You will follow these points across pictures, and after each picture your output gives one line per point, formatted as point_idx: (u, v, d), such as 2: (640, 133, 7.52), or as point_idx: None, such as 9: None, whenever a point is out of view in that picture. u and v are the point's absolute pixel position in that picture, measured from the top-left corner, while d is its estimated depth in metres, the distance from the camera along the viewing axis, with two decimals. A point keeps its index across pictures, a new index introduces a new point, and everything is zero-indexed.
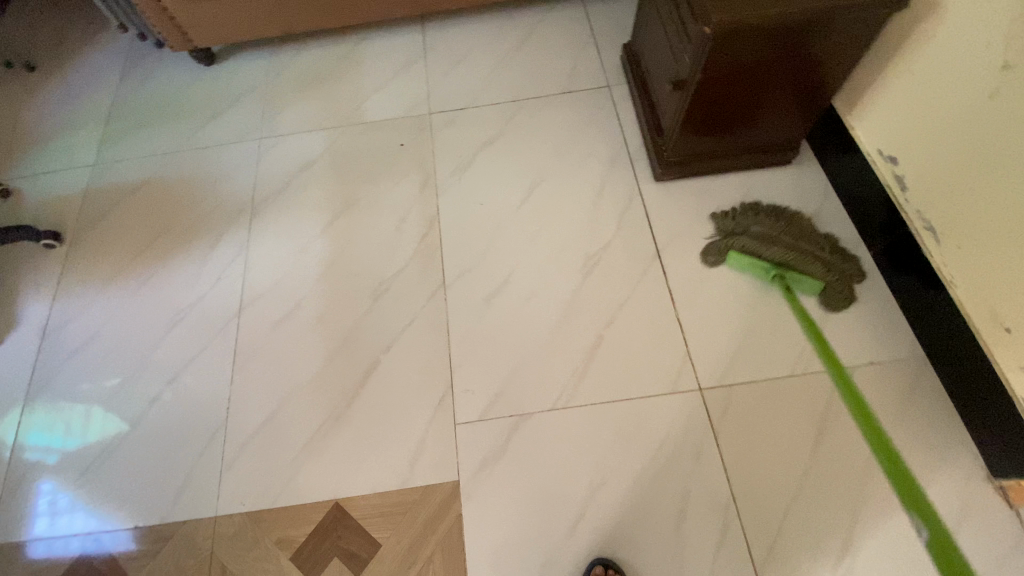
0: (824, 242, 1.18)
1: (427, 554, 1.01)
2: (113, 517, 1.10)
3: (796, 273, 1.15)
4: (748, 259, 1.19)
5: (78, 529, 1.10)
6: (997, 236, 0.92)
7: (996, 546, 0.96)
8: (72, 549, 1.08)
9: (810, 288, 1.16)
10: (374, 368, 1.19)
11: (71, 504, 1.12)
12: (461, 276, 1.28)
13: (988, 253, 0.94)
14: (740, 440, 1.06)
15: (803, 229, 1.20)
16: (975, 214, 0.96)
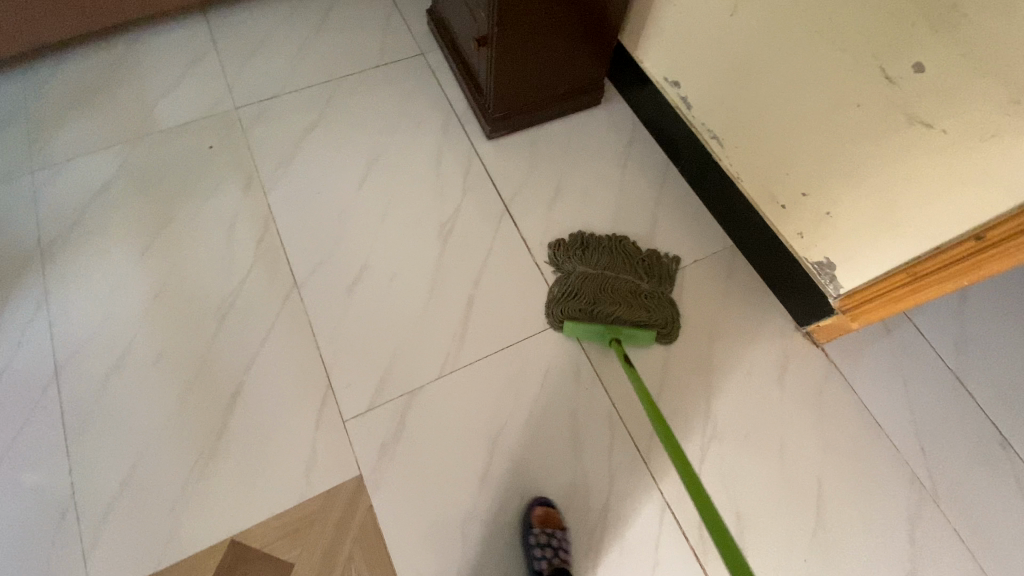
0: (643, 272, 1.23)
1: (346, 554, 0.99)
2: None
3: (631, 329, 1.16)
4: (584, 326, 1.15)
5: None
6: (762, 130, 1.10)
7: (813, 379, 1.19)
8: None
9: (644, 340, 1.17)
10: (241, 392, 1.10)
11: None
12: (314, 273, 1.21)
13: (759, 145, 1.13)
14: (610, 354, 1.17)
15: (622, 263, 1.24)
16: (743, 116, 1.13)
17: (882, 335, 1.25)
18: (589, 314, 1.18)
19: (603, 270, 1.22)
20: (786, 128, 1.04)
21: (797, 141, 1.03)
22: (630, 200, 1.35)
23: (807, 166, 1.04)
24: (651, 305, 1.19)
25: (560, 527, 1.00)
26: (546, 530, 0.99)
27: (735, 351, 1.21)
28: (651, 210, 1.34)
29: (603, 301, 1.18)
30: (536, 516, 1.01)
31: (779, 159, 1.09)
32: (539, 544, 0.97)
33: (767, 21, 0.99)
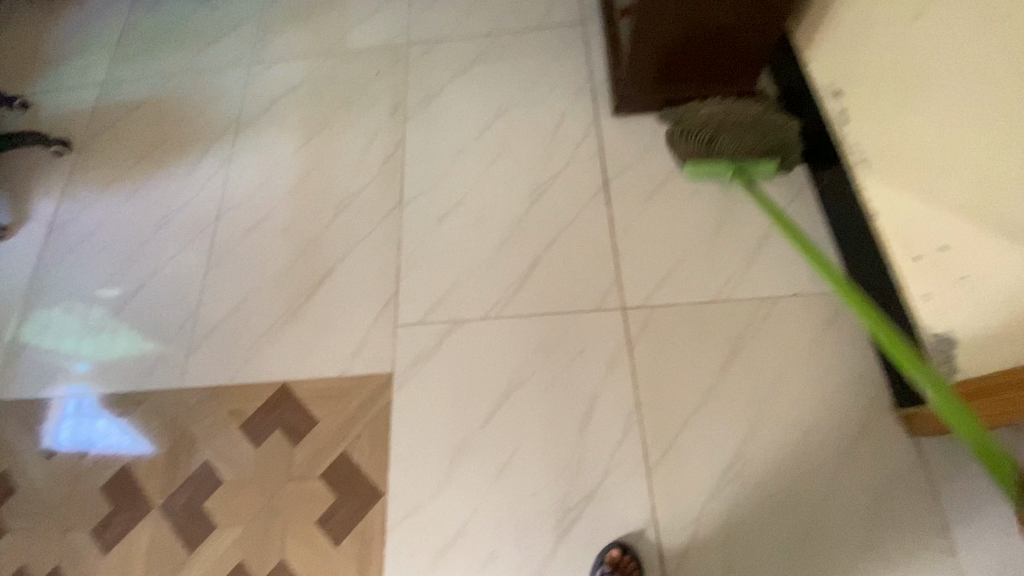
0: (765, 123, 1.21)
1: (355, 432, 1.12)
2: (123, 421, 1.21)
3: (754, 162, 1.20)
4: (703, 165, 1.21)
5: (96, 433, 1.21)
6: (925, 162, 0.91)
7: (888, 467, 1.00)
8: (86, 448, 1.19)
9: (767, 170, 1.19)
10: (329, 273, 1.30)
11: (87, 412, 1.23)
12: (417, 196, 1.35)
13: (915, 181, 0.94)
14: (655, 354, 1.13)
15: (749, 119, 1.21)
16: (907, 141, 0.95)
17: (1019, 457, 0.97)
18: (704, 154, 1.22)
19: (727, 122, 1.21)
20: (949, 163, 0.87)
21: (959, 180, 0.85)
22: (741, 210, 1.23)
23: (966, 217, 0.85)
24: (773, 142, 1.19)
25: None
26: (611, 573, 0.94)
27: (798, 401, 1.06)
28: (761, 227, 1.21)
29: (722, 138, 1.21)
30: (609, 556, 0.96)
31: (932, 203, 0.90)
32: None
33: (954, 32, 0.84)
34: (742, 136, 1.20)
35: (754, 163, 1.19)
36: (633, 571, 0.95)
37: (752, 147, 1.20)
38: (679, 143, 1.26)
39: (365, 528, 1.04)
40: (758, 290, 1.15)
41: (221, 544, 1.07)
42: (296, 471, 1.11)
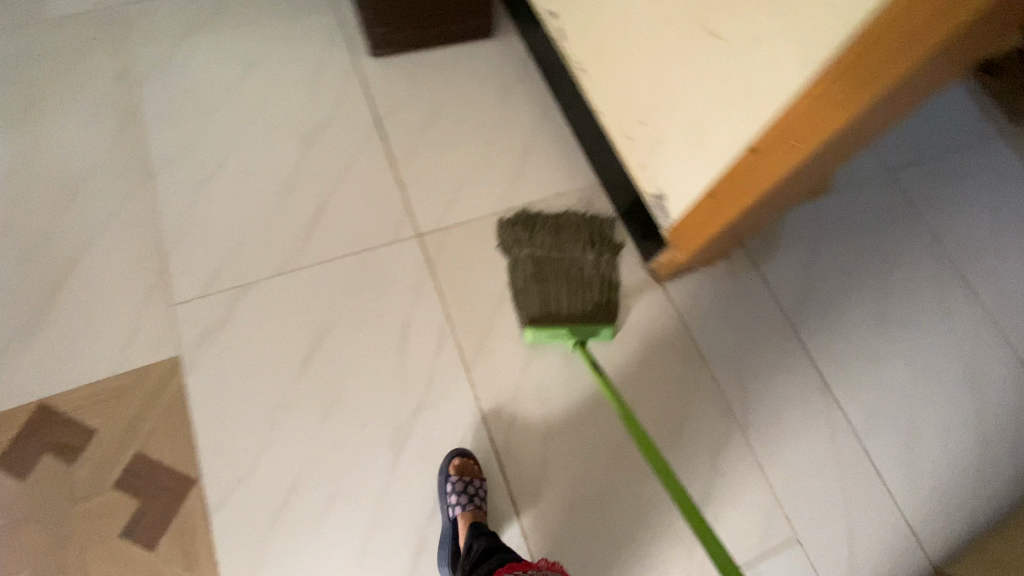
0: (594, 246, 1.18)
1: (148, 427, 1.00)
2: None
3: (590, 323, 1.12)
4: (544, 332, 1.10)
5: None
6: (617, 54, 1.09)
7: (650, 312, 1.23)
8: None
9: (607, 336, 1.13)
10: (72, 268, 1.10)
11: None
12: (170, 164, 1.21)
13: (615, 75, 1.12)
14: (453, 268, 1.20)
15: (579, 275, 1.15)
16: (603, 40, 1.12)
17: (729, 278, 1.27)
18: (546, 315, 1.12)
19: (557, 255, 1.17)
20: (627, 54, 1.06)
21: (635, 66, 1.05)
22: (504, 129, 1.36)
23: (648, 94, 1.04)
24: (603, 305, 1.14)
25: (477, 473, 1.01)
26: (460, 478, 0.99)
27: None
28: (524, 141, 1.35)
29: (564, 298, 1.13)
30: (452, 465, 1.01)
31: (627, 90, 1.10)
32: (456, 493, 0.97)
33: None
34: (574, 297, 1.14)
35: (593, 333, 1.12)
36: (473, 467, 1.02)
37: (587, 299, 1.14)
38: (523, 306, 1.14)
39: (184, 519, 0.95)
40: (530, 194, 1.30)
41: None
42: (81, 490, 0.95)
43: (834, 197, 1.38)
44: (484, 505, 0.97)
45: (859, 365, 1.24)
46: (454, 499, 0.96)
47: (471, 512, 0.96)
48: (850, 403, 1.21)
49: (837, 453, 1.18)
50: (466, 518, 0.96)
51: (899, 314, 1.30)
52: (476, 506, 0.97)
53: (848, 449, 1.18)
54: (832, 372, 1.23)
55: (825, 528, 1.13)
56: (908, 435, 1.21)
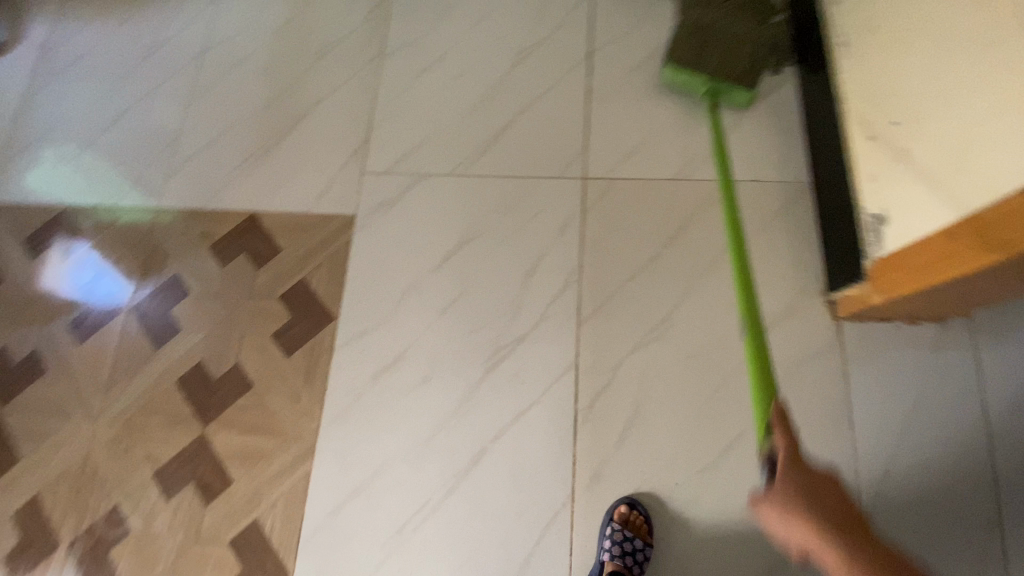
0: None
1: (314, 263, 1.19)
2: (107, 262, 1.25)
3: None
4: None
5: (84, 279, 1.24)
6: (903, 36, 0.88)
7: (806, 346, 1.04)
8: (76, 293, 1.24)
9: None
10: (304, 118, 1.31)
11: (73, 259, 1.26)
12: (399, 50, 1.34)
13: (872, 81, 0.94)
14: (607, 221, 1.15)
15: None
16: (893, 18, 0.91)
17: (927, 344, 1.02)
18: None
19: None
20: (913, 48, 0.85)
21: (892, 93, 0.88)
22: (718, 94, 1.21)
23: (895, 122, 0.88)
24: None
25: (646, 533, 0.96)
26: (626, 531, 0.95)
27: (733, 276, 1.10)
28: (735, 113, 1.20)
29: None
30: (618, 513, 0.98)
31: (884, 94, 0.90)
32: (611, 542, 0.95)
33: None
34: None
35: None
36: (643, 524, 0.97)
37: None
38: None
39: (315, 345, 1.14)
40: (717, 174, 1.16)
41: (185, 346, 1.17)
42: (258, 291, 1.19)
43: None
44: (631, 565, 0.94)
45: None
46: (607, 546, 0.95)
47: (619, 565, 0.93)
48: None
49: None
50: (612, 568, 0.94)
51: None
52: (624, 562, 0.93)
53: None
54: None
55: None
56: None
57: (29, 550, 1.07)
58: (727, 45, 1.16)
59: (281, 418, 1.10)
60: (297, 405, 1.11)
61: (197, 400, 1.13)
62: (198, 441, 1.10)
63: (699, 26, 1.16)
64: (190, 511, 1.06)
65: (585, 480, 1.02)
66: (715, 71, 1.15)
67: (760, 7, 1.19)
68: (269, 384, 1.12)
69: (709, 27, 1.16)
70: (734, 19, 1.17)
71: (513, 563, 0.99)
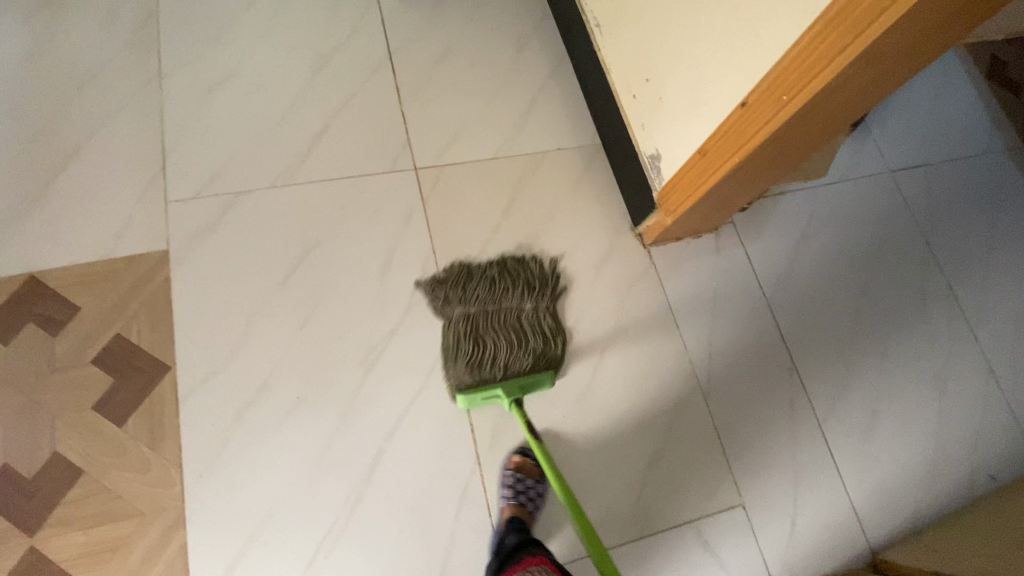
0: None
1: (131, 313, 1.03)
2: None
3: None
4: None
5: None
6: (634, 13, 1.11)
7: (632, 273, 1.25)
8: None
9: None
10: (75, 155, 1.13)
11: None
12: (181, 68, 1.23)
13: (623, 53, 1.17)
14: (445, 205, 1.22)
15: None
16: (622, 3, 1.14)
17: (712, 250, 1.29)
18: None
19: None
20: (642, 24, 1.09)
21: (638, 59, 1.12)
22: (513, 79, 1.37)
23: (645, 82, 1.11)
24: None
25: (536, 470, 1.05)
26: (518, 474, 1.03)
27: (564, 230, 1.26)
28: (531, 93, 1.36)
29: None
30: (512, 462, 1.05)
31: (633, 62, 1.13)
32: (505, 487, 1.02)
33: None
34: None
35: None
36: (533, 465, 1.05)
37: None
38: None
39: (155, 401, 0.99)
40: (529, 147, 1.31)
41: None
42: (61, 361, 0.99)
43: (831, 187, 1.39)
44: (524, 503, 1.02)
45: (829, 350, 1.26)
46: (502, 492, 1.02)
47: (514, 506, 1.01)
48: (814, 385, 1.23)
49: (796, 430, 1.20)
50: (509, 511, 1.01)
51: (877, 307, 1.31)
52: (518, 501, 1.01)
53: (808, 427, 1.20)
54: (801, 352, 1.25)
55: (774, 498, 1.15)
56: (868, 421, 1.23)
57: None
58: (501, 347, 1.08)
59: (132, 495, 0.94)
60: (149, 475, 0.95)
61: (6, 513, 0.91)
62: (22, 559, 0.89)
63: (470, 334, 1.10)
64: None
65: (486, 443, 1.07)
66: (502, 372, 1.07)
67: (528, 276, 1.17)
68: (104, 462, 0.94)
69: (480, 336, 1.10)
70: (503, 301, 1.13)
71: (438, 545, 1.00)
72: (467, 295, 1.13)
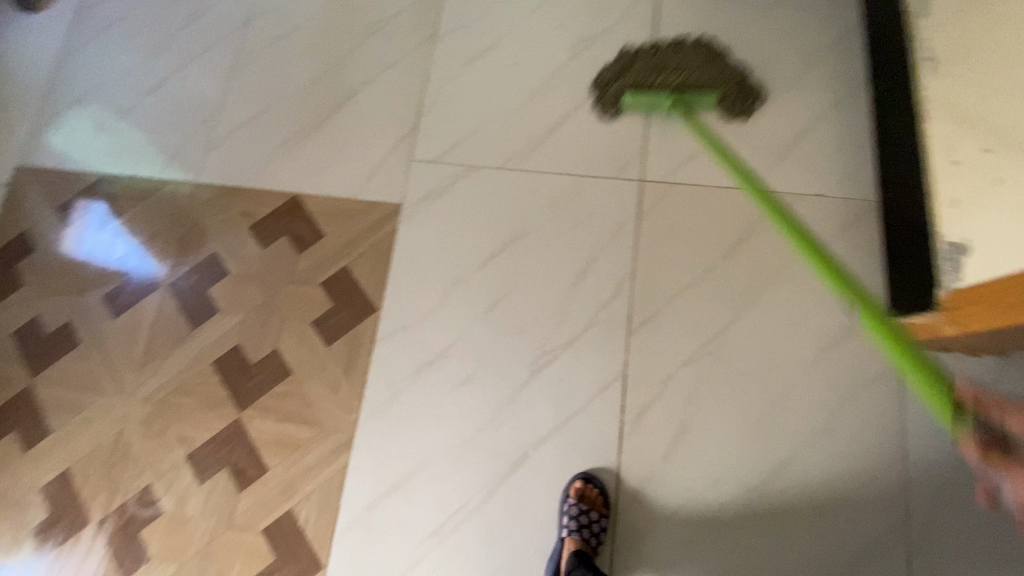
0: None
1: (358, 252, 1.16)
2: (131, 239, 1.23)
3: None
4: None
5: (98, 245, 1.23)
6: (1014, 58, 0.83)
7: (862, 371, 1.02)
8: (89, 258, 1.22)
9: None
10: (351, 98, 1.27)
11: (89, 222, 1.25)
12: (453, 32, 1.28)
13: (963, 104, 0.89)
14: (663, 229, 1.12)
15: None
16: (998, 39, 0.86)
17: (988, 378, 0.99)
18: None
19: None
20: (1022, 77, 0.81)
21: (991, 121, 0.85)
22: (786, 102, 1.17)
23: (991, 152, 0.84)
24: None
25: (601, 505, 0.97)
26: (580, 505, 0.96)
27: (791, 293, 1.07)
28: (801, 124, 1.15)
29: None
30: (573, 489, 0.99)
31: (980, 122, 0.86)
32: (569, 517, 0.95)
33: None
34: None
35: None
36: (598, 497, 0.98)
37: None
38: None
39: (357, 335, 1.11)
40: (781, 186, 1.12)
41: (221, 327, 1.14)
42: (300, 276, 1.16)
43: None
44: (589, 538, 0.94)
45: None
46: (565, 522, 0.95)
47: (579, 540, 0.94)
48: None
49: None
50: (572, 543, 0.94)
51: None
52: (583, 536, 0.94)
53: None
54: None
55: None
56: None
57: (62, 523, 1.07)
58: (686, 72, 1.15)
59: (320, 408, 1.08)
60: (336, 396, 1.09)
61: (232, 385, 1.11)
62: (233, 427, 1.08)
63: (653, 66, 1.17)
64: (222, 497, 1.05)
65: (629, 493, 0.99)
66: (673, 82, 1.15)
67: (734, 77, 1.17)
68: (308, 373, 1.10)
69: (661, 67, 1.17)
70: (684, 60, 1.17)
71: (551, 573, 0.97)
72: (658, 53, 1.19)
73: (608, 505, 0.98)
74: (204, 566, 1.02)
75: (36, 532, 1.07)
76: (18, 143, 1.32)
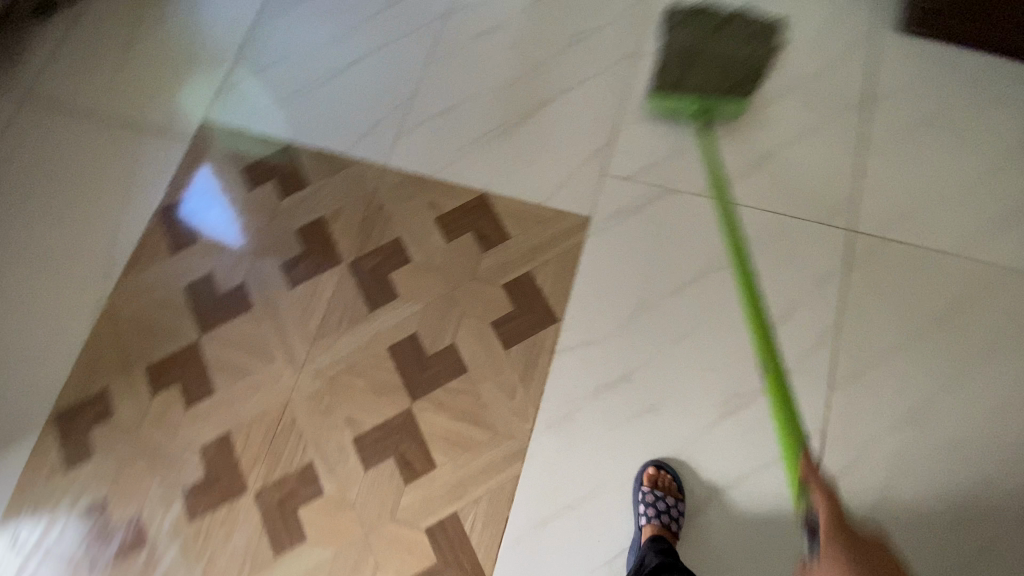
0: None
1: (544, 259, 1.14)
2: (229, 207, 1.25)
3: None
4: None
5: (205, 215, 1.24)
6: None
7: None
8: (189, 217, 1.24)
9: None
10: (547, 104, 1.26)
11: (195, 193, 1.26)
12: (658, 54, 1.27)
13: None
14: (873, 283, 1.07)
15: None
16: None
17: None
18: None
19: None
20: None
21: None
22: (1005, 172, 1.12)
23: None
24: None
25: (676, 490, 0.96)
26: (656, 490, 0.95)
27: (1007, 371, 1.01)
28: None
29: None
30: (647, 476, 0.97)
31: None
32: (646, 504, 0.93)
33: None
34: None
35: None
36: (672, 483, 0.96)
37: None
38: None
39: (537, 344, 1.08)
40: (1002, 258, 1.07)
41: (398, 315, 1.13)
42: (482, 274, 1.14)
43: None
44: (669, 523, 0.93)
45: None
46: (642, 509, 0.93)
47: (658, 526, 0.92)
48: None
49: None
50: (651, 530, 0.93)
51: None
52: (663, 523, 0.92)
53: None
54: None
55: None
56: None
57: (217, 487, 1.05)
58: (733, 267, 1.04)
59: (494, 412, 1.05)
60: (512, 402, 1.06)
61: (404, 375, 1.09)
62: (403, 418, 1.06)
63: None
64: (386, 488, 1.03)
65: None
66: None
67: None
68: (485, 374, 1.07)
69: None
70: None
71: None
72: None
73: (681, 491, 0.96)
74: (362, 555, 0.99)
75: (189, 492, 1.05)
76: (206, 99, 1.34)
